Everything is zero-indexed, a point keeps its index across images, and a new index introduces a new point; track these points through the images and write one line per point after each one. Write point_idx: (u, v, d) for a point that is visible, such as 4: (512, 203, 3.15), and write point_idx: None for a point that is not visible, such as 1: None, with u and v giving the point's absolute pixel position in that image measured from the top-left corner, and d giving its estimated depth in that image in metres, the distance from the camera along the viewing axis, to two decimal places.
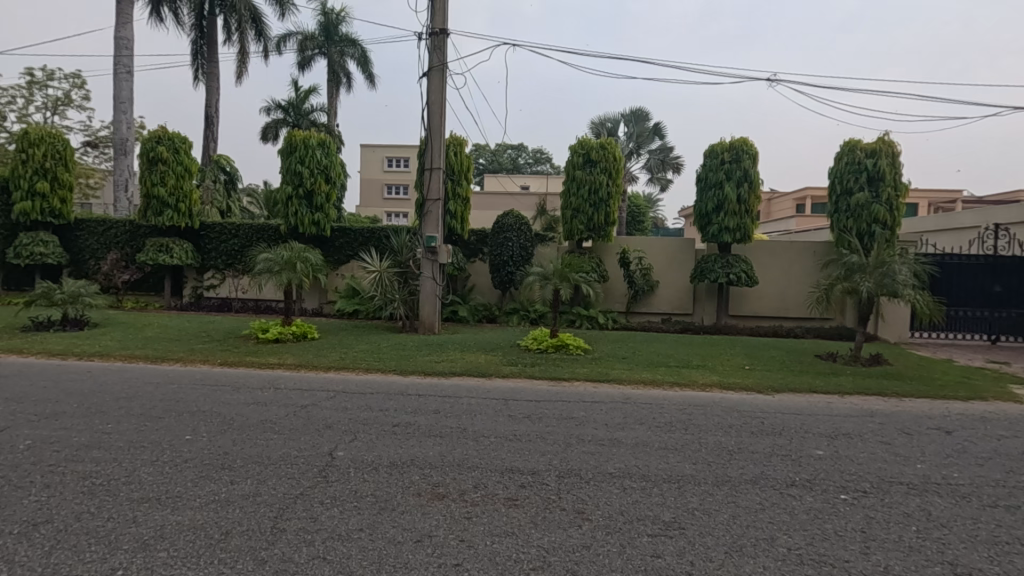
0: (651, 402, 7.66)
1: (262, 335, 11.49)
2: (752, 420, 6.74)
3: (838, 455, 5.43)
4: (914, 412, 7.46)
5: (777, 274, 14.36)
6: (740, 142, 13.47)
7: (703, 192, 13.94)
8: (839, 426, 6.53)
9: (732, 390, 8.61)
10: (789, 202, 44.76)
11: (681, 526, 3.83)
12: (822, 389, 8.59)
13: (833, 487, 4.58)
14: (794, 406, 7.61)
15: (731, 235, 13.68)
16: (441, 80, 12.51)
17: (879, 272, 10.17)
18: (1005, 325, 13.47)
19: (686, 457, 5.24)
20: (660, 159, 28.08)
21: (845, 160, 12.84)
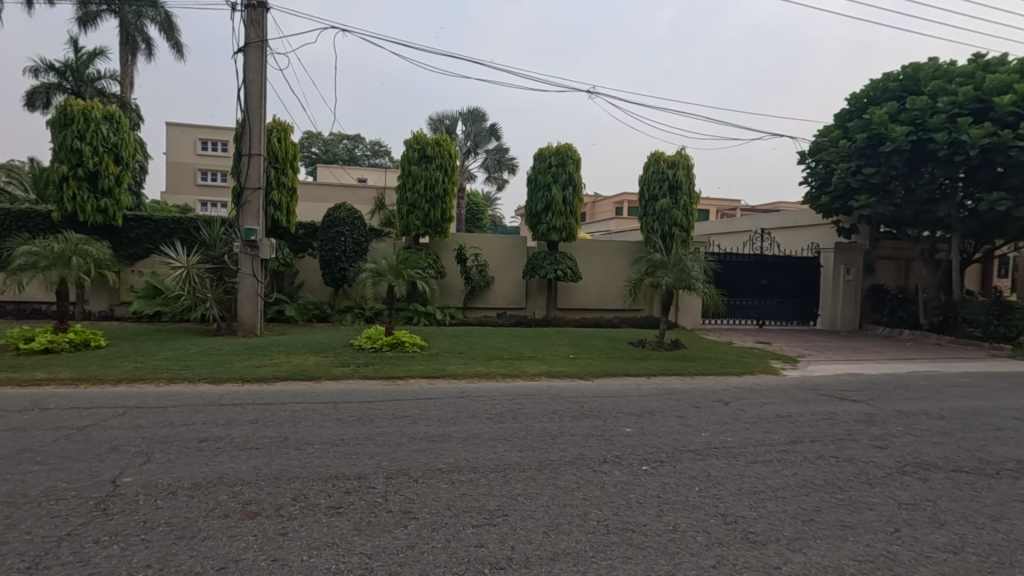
0: (484, 394, 7.89)
1: (24, 345, 9.39)
2: (573, 405, 7.30)
3: (642, 431, 6.13)
4: (702, 388, 8.73)
5: (597, 271, 15.76)
6: (565, 148, 14.48)
7: (533, 193, 14.75)
8: (646, 405, 7.38)
9: (558, 378, 9.25)
10: (610, 205, 49.62)
11: (505, 512, 3.98)
12: (633, 372, 9.66)
13: (637, 460, 5.15)
14: (609, 390, 8.43)
15: (558, 234, 14.63)
16: (260, 58, 11.39)
17: (677, 269, 11.72)
18: (768, 312, 16.49)
19: (513, 445, 5.48)
20: (496, 159, 28.96)
21: (652, 169, 14.59)
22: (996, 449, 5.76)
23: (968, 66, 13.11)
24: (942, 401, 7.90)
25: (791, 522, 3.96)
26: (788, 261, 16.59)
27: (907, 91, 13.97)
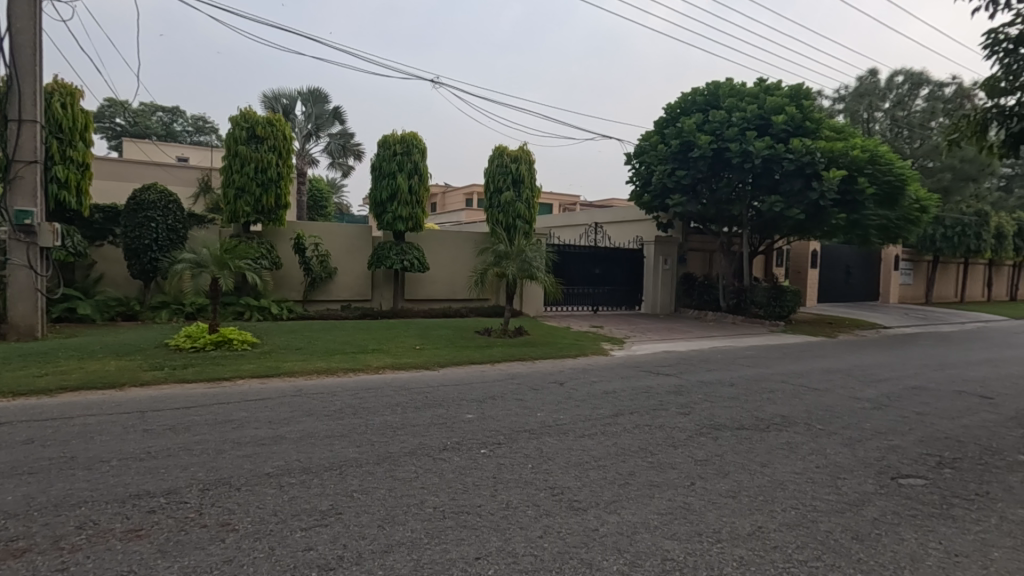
0: (324, 391, 7.49)
1: None
2: (417, 395, 7.27)
3: (483, 416, 6.32)
4: (541, 371, 9.27)
5: (445, 261, 15.84)
6: (410, 136, 14.24)
7: (378, 181, 14.31)
8: (488, 391, 7.61)
9: (403, 369, 9.13)
10: (461, 196, 50.13)
11: (338, 511, 3.84)
12: (477, 360, 9.91)
13: (476, 444, 5.31)
14: (454, 378, 8.54)
15: (404, 224, 14.37)
16: (32, 4, 9.41)
17: (520, 259, 12.25)
18: (600, 299, 18.03)
19: (351, 441, 5.29)
20: (340, 145, 27.46)
21: (496, 163, 15.03)
22: (768, 407, 6.98)
23: (754, 88, 15.52)
24: (733, 371, 9.34)
25: (609, 487, 4.39)
26: (617, 252, 18.31)
27: (710, 105, 16.13)
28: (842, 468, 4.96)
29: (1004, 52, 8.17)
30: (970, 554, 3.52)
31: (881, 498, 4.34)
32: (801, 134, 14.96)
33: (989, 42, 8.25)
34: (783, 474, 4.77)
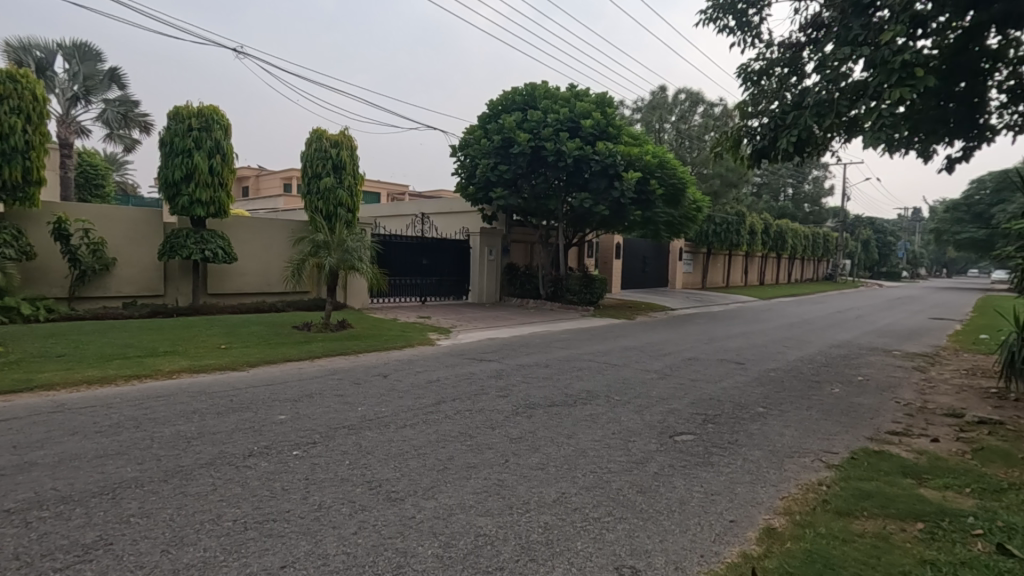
0: (96, 404, 6.32)
1: None
2: (220, 400, 6.53)
3: (297, 415, 5.92)
4: (365, 364, 8.98)
5: (256, 251, 14.43)
6: (209, 110, 12.61)
7: (169, 158, 12.45)
8: (305, 389, 7.15)
9: (205, 372, 8.12)
10: (277, 180, 46.07)
11: (108, 541, 3.27)
12: (294, 357, 9.24)
13: (287, 446, 4.95)
14: (267, 378, 7.85)
15: (204, 209, 12.70)
16: None
17: (341, 249, 11.69)
18: (429, 289, 18.12)
19: (130, 459, 4.55)
20: (119, 113, 23.21)
21: (314, 146, 14.12)
22: (576, 384, 7.71)
23: (567, 93, 16.80)
24: (549, 353, 10.10)
25: (428, 474, 4.45)
26: (444, 243, 18.49)
27: (528, 105, 17.07)
28: (633, 432, 5.68)
29: (751, 82, 10.00)
30: (722, 491, 4.30)
31: (661, 454, 5.06)
32: (605, 138, 16.62)
33: (742, 72, 10.03)
34: (586, 443, 5.30)
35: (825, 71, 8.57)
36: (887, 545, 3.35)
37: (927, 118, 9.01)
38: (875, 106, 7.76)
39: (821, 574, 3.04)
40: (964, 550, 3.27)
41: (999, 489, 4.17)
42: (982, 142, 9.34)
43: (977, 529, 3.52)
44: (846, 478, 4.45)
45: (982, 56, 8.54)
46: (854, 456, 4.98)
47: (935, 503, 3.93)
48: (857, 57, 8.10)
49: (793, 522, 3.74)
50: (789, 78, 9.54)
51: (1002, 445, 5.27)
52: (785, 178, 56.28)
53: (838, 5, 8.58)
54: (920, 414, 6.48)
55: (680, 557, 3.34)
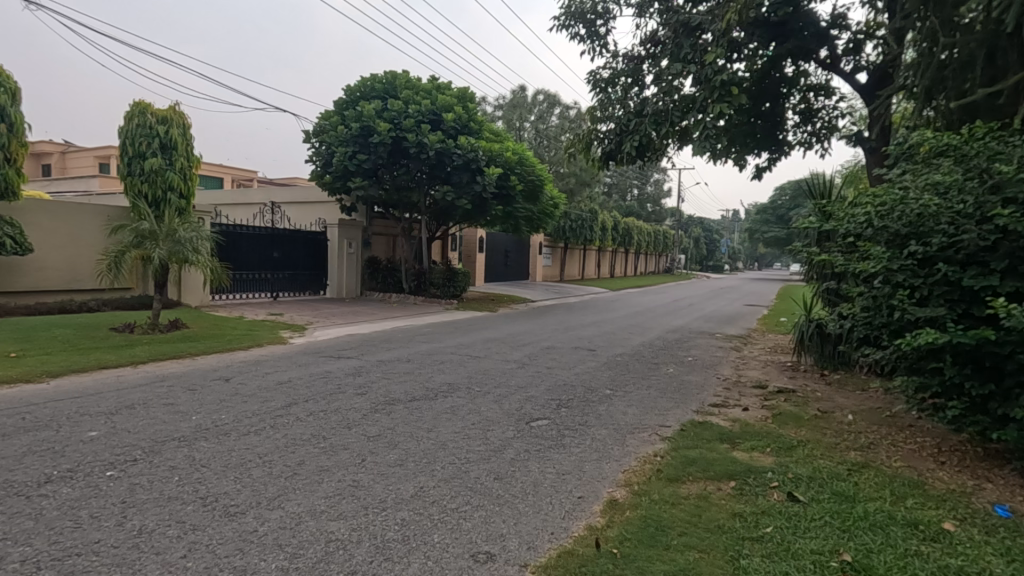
0: None
1: None
2: (8, 419, 5.43)
3: (114, 430, 5.15)
4: (202, 368, 8.08)
5: (61, 241, 12.24)
6: None
7: None
8: (125, 400, 6.24)
9: None
10: (90, 158, 39.47)
11: None
12: (112, 363, 8.01)
13: (99, 467, 4.28)
14: (74, 389, 6.70)
15: None
16: None
17: (172, 240, 10.37)
18: (281, 284, 16.87)
19: None
20: None
21: (136, 121, 12.32)
22: (438, 377, 7.69)
23: (428, 85, 16.60)
24: (410, 348, 9.95)
25: (273, 483, 4.13)
26: (298, 235, 17.29)
27: (388, 94, 16.57)
28: (492, 421, 5.82)
29: (600, 89, 10.74)
30: (572, 470, 4.58)
31: (517, 440, 5.26)
32: (467, 133, 16.74)
33: (592, 79, 10.72)
34: (445, 436, 5.31)
35: (661, 84, 9.46)
36: (706, 504, 3.82)
37: (740, 132, 10.39)
38: (701, 119, 8.75)
39: (654, 536, 3.38)
40: (763, 501, 3.84)
41: (790, 446, 4.97)
42: (782, 154, 11.06)
43: (774, 481, 4.16)
44: (676, 448, 4.99)
45: (782, 82, 10.04)
46: (682, 428, 5.62)
47: (743, 463, 4.58)
48: (686, 74, 9.06)
49: (632, 492, 4.10)
50: (632, 87, 10.41)
51: (793, 409, 6.32)
52: (631, 179, 61.57)
53: (671, 25, 9.51)
54: (735, 387, 7.51)
55: (533, 537, 3.49)
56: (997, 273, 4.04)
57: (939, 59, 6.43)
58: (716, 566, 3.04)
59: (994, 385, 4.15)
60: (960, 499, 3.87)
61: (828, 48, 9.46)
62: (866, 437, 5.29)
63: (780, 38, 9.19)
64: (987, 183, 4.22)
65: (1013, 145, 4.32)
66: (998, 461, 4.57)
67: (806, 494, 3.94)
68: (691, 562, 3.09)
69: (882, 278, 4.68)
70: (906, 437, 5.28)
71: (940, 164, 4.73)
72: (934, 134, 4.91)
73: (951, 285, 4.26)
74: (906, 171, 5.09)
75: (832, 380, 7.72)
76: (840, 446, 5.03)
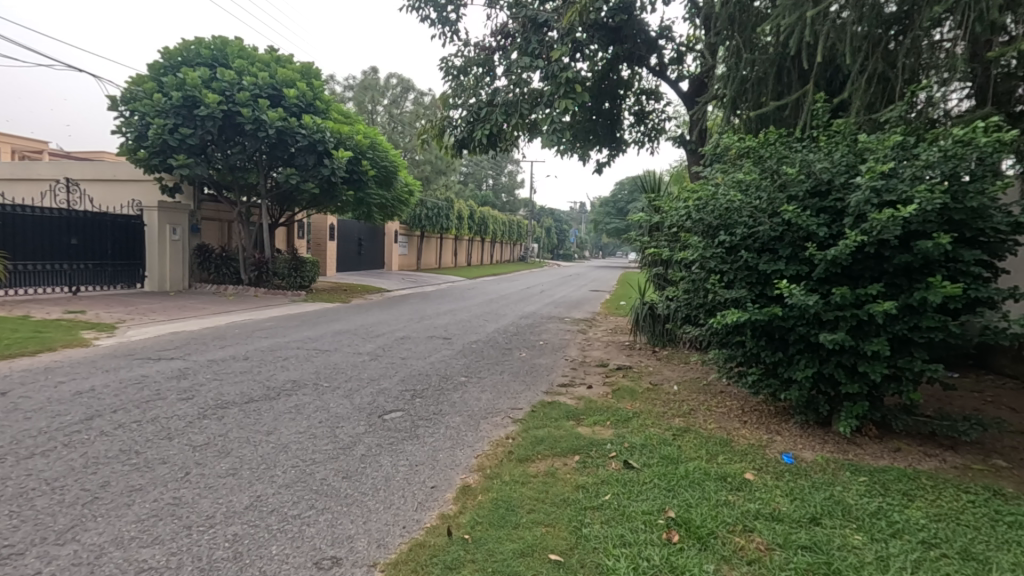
0: None
1: None
2: None
3: None
4: None
5: None
6: None
7: None
8: None
9: None
10: None
11: None
12: None
13: None
14: None
15: None
16: None
17: None
18: (83, 276, 14.37)
19: None
20: None
21: None
22: (280, 375, 7.09)
23: (265, 56, 15.11)
24: (248, 344, 9.07)
25: (66, 512, 3.47)
26: (104, 219, 14.78)
27: (217, 63, 14.78)
28: (340, 418, 5.52)
29: (452, 76, 10.67)
30: (425, 460, 4.52)
31: (368, 436, 5.04)
32: (311, 112, 15.61)
33: (444, 65, 10.61)
34: (287, 437, 4.92)
35: (511, 76, 9.63)
36: (552, 480, 4.01)
37: (583, 129, 11.07)
38: (549, 113, 9.12)
39: (504, 517, 3.45)
40: (603, 471, 4.14)
41: (627, 418, 5.45)
42: (620, 151, 11.98)
43: (612, 452, 4.51)
44: (526, 429, 5.17)
45: (619, 84, 10.84)
46: (533, 409, 5.85)
47: (586, 437, 4.89)
48: (534, 68, 9.32)
49: (484, 475, 4.16)
50: (483, 76, 10.45)
51: (630, 383, 6.93)
52: (486, 169, 62.72)
53: (519, 19, 9.74)
54: (581, 367, 8.03)
55: (383, 533, 3.37)
56: (783, 258, 4.79)
57: (742, 74, 7.39)
58: (561, 537, 3.20)
59: (781, 352, 4.92)
60: (759, 452, 4.55)
61: (657, 57, 10.41)
62: (688, 404, 5.98)
63: (617, 42, 9.90)
64: (777, 182, 4.95)
65: (795, 151, 5.11)
66: (784, 416, 5.46)
67: (639, 460, 4.34)
68: (537, 537, 3.21)
69: (699, 264, 5.30)
70: (718, 401, 6.08)
71: (742, 164, 5.45)
72: (738, 138, 5.63)
73: (750, 269, 4.95)
74: (717, 170, 5.79)
75: (661, 355, 8.62)
76: (667, 414, 5.63)
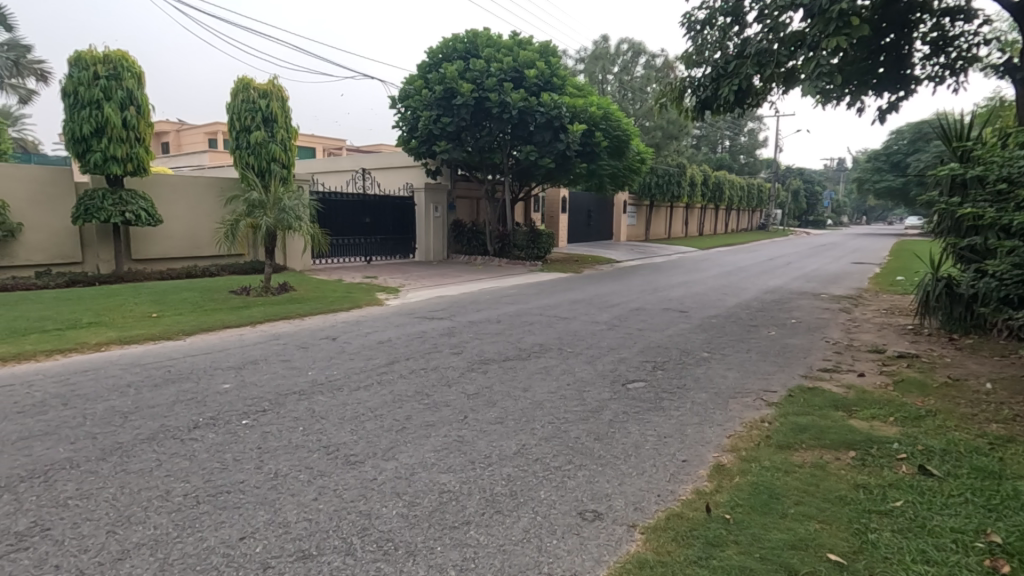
0: (11, 382, 5.83)
1: None
2: (155, 372, 6.23)
3: (243, 383, 5.78)
4: (310, 327, 8.73)
5: (182, 213, 13.67)
6: (116, 56, 11.58)
7: (74, 110, 11.39)
8: (248, 355, 6.93)
9: (136, 344, 7.60)
10: (202, 136, 44.33)
11: (47, 526, 3.13)
12: (233, 323, 8.81)
13: (235, 416, 4.84)
14: (205, 346, 7.49)
15: (121, 166, 11.81)
16: None
17: (277, 209, 11.22)
18: (373, 248, 17.71)
19: (60, 440, 4.32)
20: (13, 60, 20.37)
21: (240, 97, 13.11)
22: (528, 338, 7.79)
23: (509, 41, 16.26)
24: (497, 308, 10.16)
25: (386, 435, 4.42)
26: (387, 201, 17.96)
27: (469, 54, 16.45)
28: (586, 382, 5.83)
29: (694, 31, 9.94)
30: (674, 433, 4.51)
31: (614, 402, 5.22)
32: (549, 89, 16.34)
33: (686, 20, 9.96)
34: (541, 395, 5.40)
35: (766, 20, 8.59)
36: (823, 473, 3.62)
37: (857, 70, 9.32)
38: (813, 56, 7.89)
39: (768, 504, 3.25)
40: (890, 473, 3.57)
41: (918, 416, 4.57)
42: (907, 92, 9.82)
43: (902, 453, 3.85)
44: (785, 414, 4.75)
45: (911, 9, 8.80)
46: (790, 393, 5.33)
47: (863, 432, 4.27)
48: (794, 7, 8.14)
49: (739, 457, 3.97)
50: (731, 27, 9.52)
51: (918, 375, 5.79)
52: (723, 130, 57.83)
53: None
54: (847, 351, 6.99)
55: (639, 498, 3.49)
56: None
57: None
58: (841, 538, 2.89)
59: None
60: None
61: None
62: (1010, 409, 4.74)
63: None
64: None
65: None
66: None
67: (943, 469, 3.62)
68: (811, 532, 2.95)
69: None
70: None
71: None
72: None
73: None
74: None
75: (962, 345, 6.96)
76: (979, 418, 4.55)
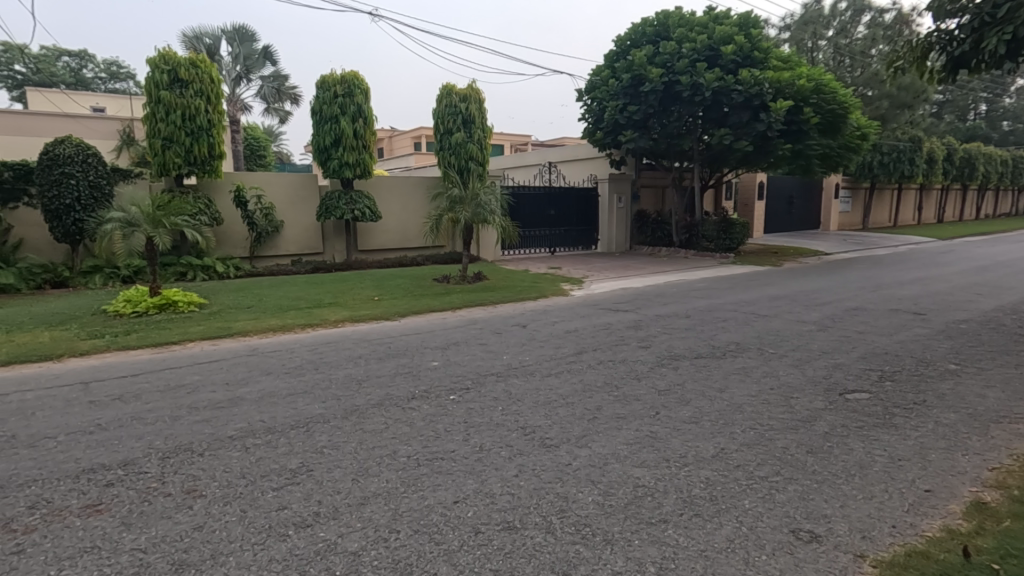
0: (280, 348, 7.31)
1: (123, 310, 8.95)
2: (379, 347, 7.25)
3: (448, 362, 6.42)
4: (502, 314, 9.34)
5: (396, 209, 15.63)
6: (350, 76, 13.59)
7: (320, 125, 13.70)
8: (450, 337, 7.66)
9: (364, 322, 8.92)
10: (409, 141, 50.10)
11: (309, 468, 3.85)
12: (437, 307, 9.82)
13: (444, 391, 5.40)
14: (416, 327, 8.49)
15: (352, 170, 13.89)
16: None
17: (474, 204, 12.17)
18: (557, 240, 18.20)
19: (315, 398, 5.28)
20: (276, 88, 25.30)
21: (444, 102, 14.43)
22: (722, 335, 7.29)
23: (704, 18, 15.28)
24: (685, 303, 9.71)
25: (578, 423, 4.52)
26: (572, 193, 18.30)
27: (659, 37, 15.85)
28: (794, 388, 5.25)
29: None
30: (912, 456, 3.83)
31: (830, 413, 4.62)
32: (749, 64, 14.99)
33: None
34: (740, 398, 5.01)
35: None
36: None
37: None
38: None
39: None
40: None
41: None
42: None
43: None
44: None
45: None
46: None
47: None
48: None
49: (1011, 497, 3.21)
50: None
51: None
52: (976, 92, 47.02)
53: None
54: None
55: (867, 525, 3.04)
56: None
57: None
58: None
59: None
60: None
61: None
62: None
63: None
64: None
65: None
66: None
67: None
68: None
69: None
70: None
71: None
72: None
73: None
74: None
75: None
76: None
